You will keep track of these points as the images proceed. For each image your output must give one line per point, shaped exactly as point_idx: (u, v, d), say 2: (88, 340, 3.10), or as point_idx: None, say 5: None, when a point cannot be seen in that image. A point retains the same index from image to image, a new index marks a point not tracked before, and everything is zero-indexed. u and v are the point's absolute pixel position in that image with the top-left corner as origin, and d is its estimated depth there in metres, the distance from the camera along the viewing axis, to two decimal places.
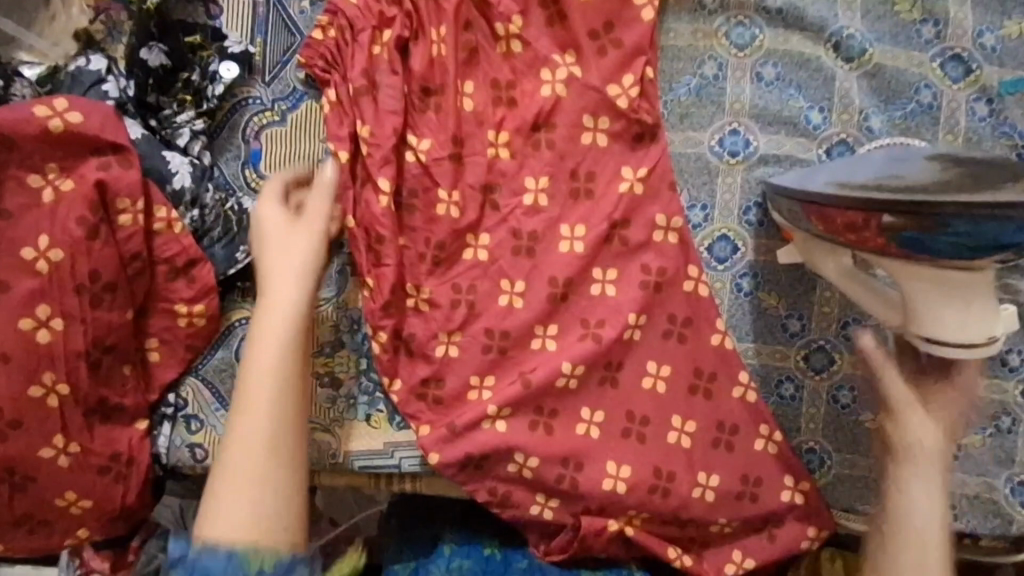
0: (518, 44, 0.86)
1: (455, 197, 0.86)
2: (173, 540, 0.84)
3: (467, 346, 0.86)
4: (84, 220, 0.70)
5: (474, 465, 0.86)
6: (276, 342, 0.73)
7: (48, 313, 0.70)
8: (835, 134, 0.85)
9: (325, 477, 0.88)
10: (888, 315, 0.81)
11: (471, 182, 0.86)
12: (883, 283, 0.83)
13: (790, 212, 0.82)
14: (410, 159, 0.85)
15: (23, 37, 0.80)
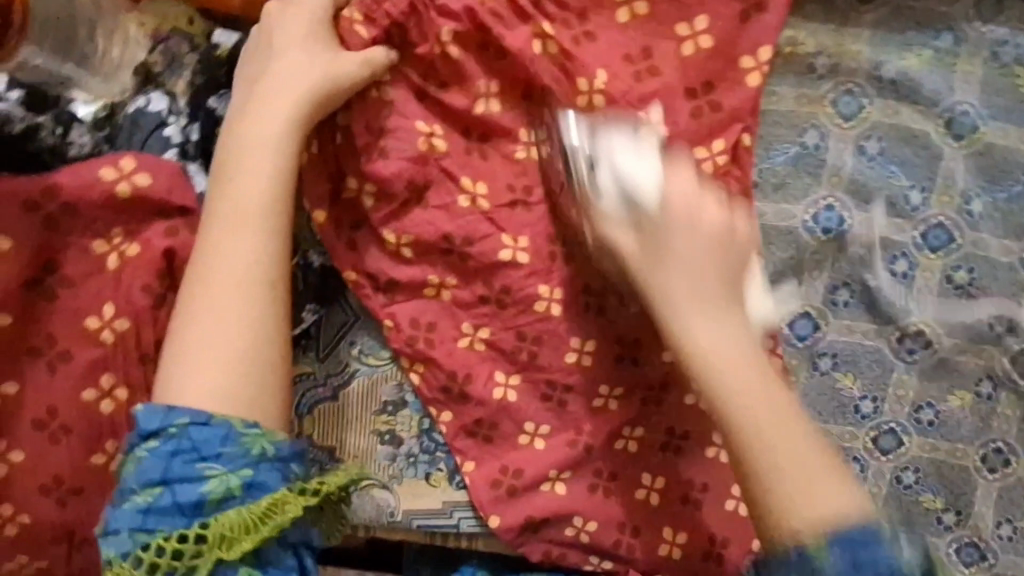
0: (601, 99, 0.78)
1: (523, 241, 0.80)
2: None
3: (526, 398, 0.81)
4: (150, 288, 0.66)
5: (534, 522, 0.82)
6: (246, 220, 0.66)
7: (111, 383, 0.67)
8: (934, 216, 0.81)
9: (380, 533, 0.84)
10: (626, 245, 0.70)
11: (541, 232, 0.80)
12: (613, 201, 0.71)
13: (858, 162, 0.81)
14: (465, 205, 0.79)
15: (76, 78, 0.74)
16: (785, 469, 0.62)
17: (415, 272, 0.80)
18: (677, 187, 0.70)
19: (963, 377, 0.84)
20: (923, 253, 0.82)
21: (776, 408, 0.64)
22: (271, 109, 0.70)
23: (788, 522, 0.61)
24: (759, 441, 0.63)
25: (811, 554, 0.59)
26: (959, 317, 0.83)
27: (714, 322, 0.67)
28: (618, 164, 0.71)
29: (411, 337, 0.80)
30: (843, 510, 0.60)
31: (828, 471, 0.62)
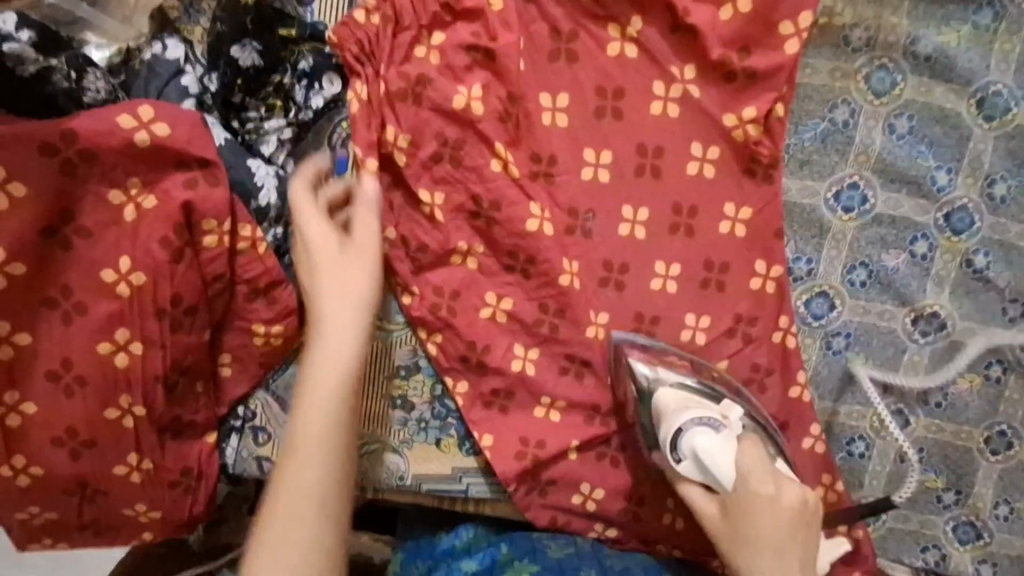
0: (633, 49, 0.77)
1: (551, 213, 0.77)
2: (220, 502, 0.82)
3: (544, 366, 0.81)
4: (168, 242, 0.65)
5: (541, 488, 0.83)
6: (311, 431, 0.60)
7: (127, 337, 0.66)
8: (958, 198, 0.81)
9: (389, 494, 0.84)
10: (700, 505, 0.69)
11: (562, 202, 0.78)
12: (687, 465, 0.69)
13: (901, 156, 0.80)
14: (497, 169, 0.76)
15: (93, 20, 0.74)
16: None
17: (441, 242, 0.77)
18: (750, 479, 0.65)
19: (974, 361, 0.84)
20: (944, 235, 0.81)
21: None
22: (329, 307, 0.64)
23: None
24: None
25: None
26: (976, 301, 0.83)
27: (768, 555, 0.63)
28: (702, 448, 0.67)
29: (434, 306, 0.79)
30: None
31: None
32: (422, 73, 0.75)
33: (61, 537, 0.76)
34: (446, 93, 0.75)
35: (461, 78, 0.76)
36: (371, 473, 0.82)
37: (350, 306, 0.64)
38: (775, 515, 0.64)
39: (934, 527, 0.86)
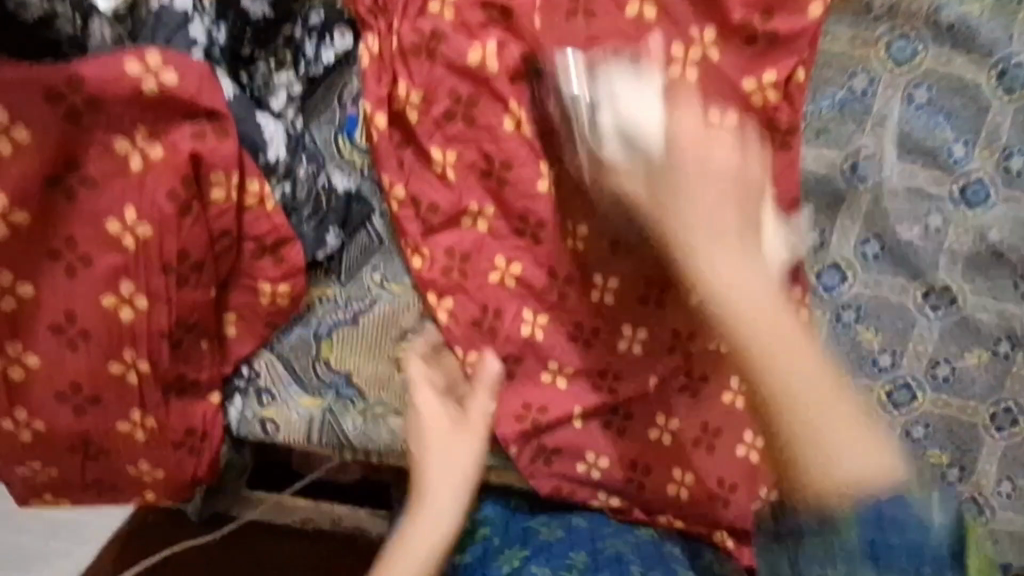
0: (652, 10, 0.76)
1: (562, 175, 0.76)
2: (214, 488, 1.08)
3: (552, 332, 0.81)
4: (175, 194, 0.63)
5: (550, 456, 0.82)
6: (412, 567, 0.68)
7: (132, 291, 0.65)
8: (974, 171, 0.80)
9: (394, 460, 0.81)
10: (629, 186, 0.60)
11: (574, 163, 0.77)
12: (610, 143, 0.61)
13: (926, 159, 0.80)
14: (508, 127, 0.75)
15: None
16: (805, 424, 0.54)
17: (453, 202, 0.77)
18: (687, 130, 0.58)
19: (983, 337, 0.83)
20: (958, 209, 0.81)
21: (773, 300, 0.56)
22: (431, 466, 0.71)
23: (819, 464, 0.54)
24: (748, 325, 0.55)
25: (826, 509, 0.55)
26: (987, 277, 0.83)
27: (729, 259, 0.56)
28: (622, 106, 0.61)
29: (445, 268, 0.78)
30: (876, 468, 0.54)
31: (840, 399, 0.55)
32: (437, 29, 0.74)
33: (62, 496, 0.75)
34: (460, 51, 0.74)
35: (476, 35, 0.74)
36: (376, 437, 0.78)
37: (450, 500, 0.71)
38: (715, 194, 0.57)
39: None
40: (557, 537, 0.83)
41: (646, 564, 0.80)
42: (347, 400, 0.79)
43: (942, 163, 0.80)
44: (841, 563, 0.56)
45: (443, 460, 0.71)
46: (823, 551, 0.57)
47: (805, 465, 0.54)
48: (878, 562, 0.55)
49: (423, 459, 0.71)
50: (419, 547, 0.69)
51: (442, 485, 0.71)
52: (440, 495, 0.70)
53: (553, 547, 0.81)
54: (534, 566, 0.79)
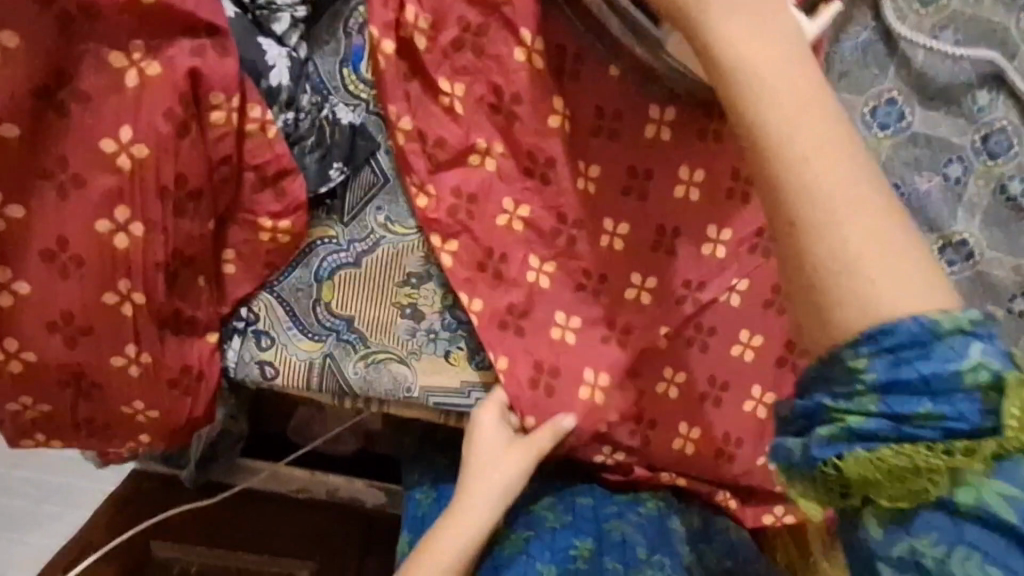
0: None
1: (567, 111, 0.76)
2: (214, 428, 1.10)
3: (560, 282, 0.78)
4: (173, 114, 0.61)
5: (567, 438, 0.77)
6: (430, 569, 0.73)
7: (127, 217, 0.62)
8: (997, 119, 0.78)
9: (394, 407, 0.79)
10: None
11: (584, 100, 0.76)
12: None
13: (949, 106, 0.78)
14: (518, 58, 0.74)
15: None
16: (835, 227, 0.43)
17: (461, 136, 0.75)
18: None
19: (999, 293, 0.82)
20: (980, 159, 0.79)
21: (825, 114, 0.45)
22: (471, 476, 0.76)
23: (848, 316, 0.43)
24: (784, 134, 0.44)
25: (846, 360, 0.44)
26: (1007, 231, 0.81)
27: (749, 39, 0.47)
28: None
29: (452, 208, 0.76)
30: (925, 305, 0.43)
31: (840, 152, 0.44)
32: None
33: (56, 437, 0.74)
34: None
35: None
36: (377, 384, 0.77)
37: (484, 501, 0.76)
38: None
39: None
40: (562, 525, 0.83)
41: (651, 544, 0.82)
42: (348, 344, 0.77)
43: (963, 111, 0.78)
44: (856, 434, 0.45)
45: (481, 472, 0.76)
46: (838, 433, 0.45)
47: (835, 289, 0.43)
48: (897, 418, 0.43)
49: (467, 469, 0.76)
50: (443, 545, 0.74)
51: (477, 501, 0.76)
52: (477, 507, 0.75)
53: (557, 536, 0.82)
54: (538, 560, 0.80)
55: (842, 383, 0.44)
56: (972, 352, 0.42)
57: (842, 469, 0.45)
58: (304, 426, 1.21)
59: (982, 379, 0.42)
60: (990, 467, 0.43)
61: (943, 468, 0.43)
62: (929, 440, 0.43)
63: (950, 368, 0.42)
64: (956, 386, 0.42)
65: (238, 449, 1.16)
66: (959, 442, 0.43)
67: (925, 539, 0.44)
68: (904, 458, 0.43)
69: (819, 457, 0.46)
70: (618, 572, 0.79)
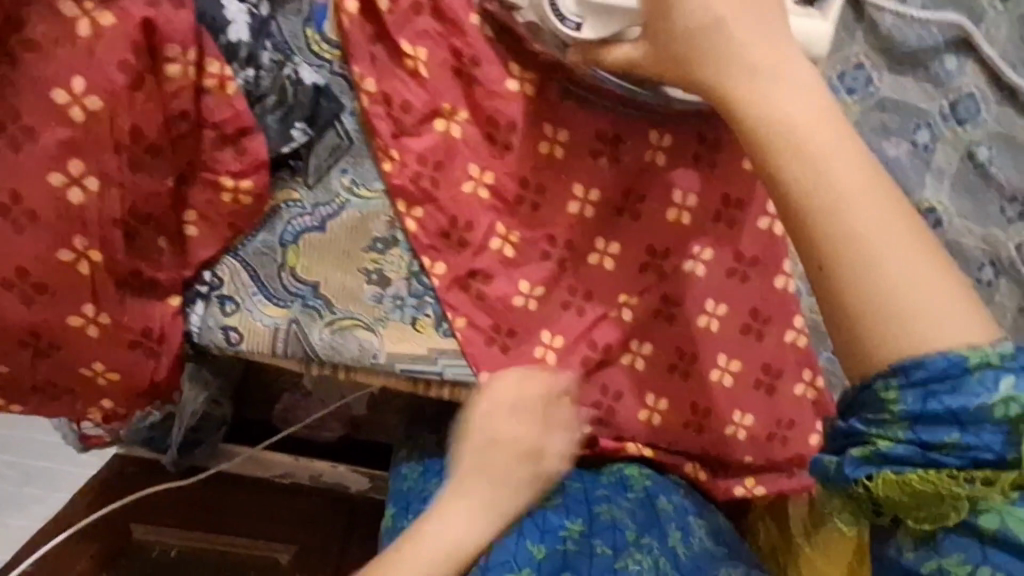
0: None
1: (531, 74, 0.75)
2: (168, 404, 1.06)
3: (526, 250, 0.79)
4: (127, 65, 0.61)
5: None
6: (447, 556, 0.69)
7: (81, 170, 0.62)
8: (966, 85, 0.78)
9: (360, 376, 0.79)
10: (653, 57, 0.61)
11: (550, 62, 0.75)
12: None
13: (920, 71, 0.78)
14: (474, 22, 0.74)
15: None
16: (868, 267, 0.50)
17: (427, 101, 0.74)
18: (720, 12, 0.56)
19: (969, 262, 0.82)
20: (949, 125, 0.79)
21: (861, 176, 0.52)
22: (490, 455, 0.71)
23: (885, 354, 0.49)
24: (826, 196, 0.51)
25: (879, 391, 0.50)
26: (974, 200, 0.81)
27: (791, 108, 0.54)
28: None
29: (416, 175, 0.75)
30: (958, 338, 0.48)
31: (873, 209, 0.51)
32: None
33: (19, 401, 0.73)
34: None
35: None
36: (344, 350, 0.76)
37: (512, 480, 0.72)
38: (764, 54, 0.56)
39: None
40: (552, 506, 0.80)
41: (639, 527, 0.80)
42: (314, 310, 0.76)
43: (931, 77, 0.78)
44: (889, 459, 0.50)
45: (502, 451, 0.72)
46: (869, 454, 0.51)
47: (872, 326, 0.50)
48: (925, 446, 0.48)
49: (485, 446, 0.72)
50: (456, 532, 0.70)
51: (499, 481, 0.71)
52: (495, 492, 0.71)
53: (547, 518, 0.78)
54: (528, 539, 0.75)
55: (873, 410, 0.50)
56: (1001, 385, 0.46)
57: (871, 489, 0.50)
58: (287, 410, 1.22)
59: (1013, 412, 0.45)
60: (1011, 493, 0.47)
61: (965, 494, 0.47)
62: (950, 466, 0.47)
63: (977, 402, 0.46)
64: (984, 419, 0.46)
65: (219, 435, 1.16)
66: (981, 472, 0.47)
67: (952, 557, 0.48)
68: (928, 483, 0.48)
69: (852, 475, 0.52)
70: (607, 556, 0.76)
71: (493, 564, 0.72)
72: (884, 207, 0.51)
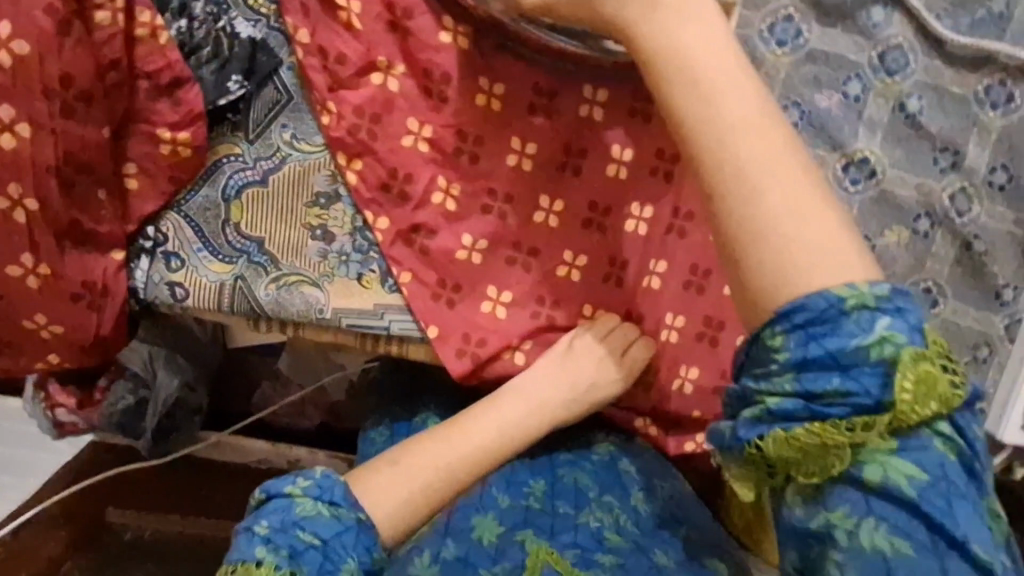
0: None
1: (463, 29, 0.76)
2: (141, 386, 1.01)
3: (466, 203, 0.80)
4: (54, 11, 0.62)
5: (472, 348, 0.80)
6: (483, 438, 0.75)
7: (12, 117, 0.64)
8: (893, 35, 0.80)
9: (308, 332, 0.80)
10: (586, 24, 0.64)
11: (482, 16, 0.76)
12: None
13: (847, 21, 0.80)
14: None
15: None
16: (755, 211, 0.52)
17: (362, 54, 0.76)
18: None
19: (903, 213, 0.84)
20: (878, 76, 0.81)
21: (753, 115, 0.54)
22: (542, 371, 0.78)
23: (769, 297, 0.52)
24: (719, 144, 0.54)
25: (768, 338, 0.52)
26: (906, 150, 0.83)
27: (698, 56, 0.55)
28: None
29: (353, 127, 0.77)
30: (835, 280, 0.50)
31: (763, 157, 0.53)
32: None
33: None
34: None
35: None
36: (288, 306, 0.77)
37: (549, 398, 0.77)
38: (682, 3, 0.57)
39: None
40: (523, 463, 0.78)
41: (601, 487, 0.78)
42: (259, 266, 0.77)
43: (860, 26, 0.80)
44: (777, 415, 0.51)
45: (552, 370, 0.78)
46: (760, 415, 0.52)
47: (751, 257, 0.52)
48: (809, 396, 0.50)
49: (542, 365, 0.79)
50: (487, 425, 0.76)
51: (540, 393, 0.77)
52: (531, 409, 0.77)
53: (515, 471, 0.77)
54: (494, 487, 0.74)
55: (764, 366, 0.52)
56: (875, 327, 0.49)
57: (763, 448, 0.52)
58: (266, 399, 1.23)
59: (885, 352, 0.49)
60: (888, 440, 0.50)
61: (846, 442, 0.49)
62: (835, 420, 0.50)
63: (852, 344, 0.49)
64: (862, 361, 0.49)
65: (195, 424, 1.13)
66: (860, 419, 0.49)
67: (838, 510, 0.50)
68: (814, 435, 0.50)
69: (745, 437, 0.53)
70: (569, 514, 0.72)
71: (463, 507, 0.71)
72: (776, 156, 0.53)
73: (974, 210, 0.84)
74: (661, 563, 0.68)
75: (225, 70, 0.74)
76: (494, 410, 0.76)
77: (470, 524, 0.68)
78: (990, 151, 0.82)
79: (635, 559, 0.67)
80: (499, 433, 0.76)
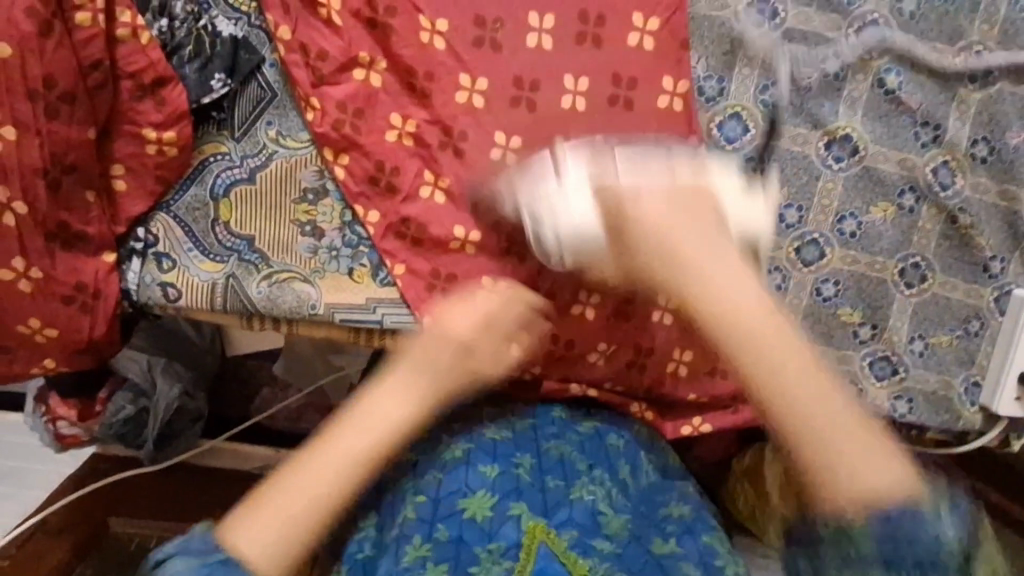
0: None
1: (441, 25, 0.76)
2: (141, 394, 1.03)
3: (454, 193, 0.78)
4: (35, 12, 0.63)
5: None
6: (370, 435, 0.60)
7: None
8: (868, 12, 0.81)
9: (302, 328, 0.80)
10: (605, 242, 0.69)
11: (461, 9, 0.76)
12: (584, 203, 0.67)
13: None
14: None
15: None
16: (813, 425, 0.54)
17: (343, 49, 0.77)
18: (656, 199, 0.64)
19: (888, 188, 0.85)
20: (855, 53, 0.82)
21: (762, 325, 0.58)
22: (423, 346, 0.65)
23: (834, 495, 0.52)
24: (754, 347, 0.57)
25: (852, 529, 0.50)
26: (887, 125, 0.83)
27: (715, 259, 0.61)
28: (559, 216, 0.68)
29: (337, 122, 0.77)
30: (892, 484, 0.51)
31: (798, 366, 0.56)
32: None
33: None
34: None
35: None
36: (280, 301, 0.77)
37: (431, 374, 0.65)
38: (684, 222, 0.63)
39: (849, 363, 0.88)
40: (502, 437, 0.77)
41: (591, 459, 0.77)
42: (250, 264, 0.78)
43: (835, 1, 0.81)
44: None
45: (436, 342, 0.66)
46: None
47: (819, 464, 0.53)
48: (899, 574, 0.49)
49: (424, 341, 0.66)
50: (374, 421, 0.61)
51: (424, 369, 0.65)
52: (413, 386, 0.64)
53: (498, 444, 0.75)
54: (479, 461, 0.73)
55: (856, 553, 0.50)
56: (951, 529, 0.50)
57: None
58: (266, 403, 1.21)
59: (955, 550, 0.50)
60: None
61: None
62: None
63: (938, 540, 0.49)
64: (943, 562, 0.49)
65: (196, 430, 1.12)
66: None
67: None
68: None
69: None
70: (560, 487, 0.72)
71: (442, 496, 0.71)
72: (810, 357, 0.57)
73: (958, 183, 0.84)
74: (660, 553, 0.68)
75: (207, 67, 0.75)
76: (376, 401, 0.62)
77: (459, 506, 0.69)
78: (970, 123, 0.83)
79: (631, 550, 0.66)
80: (385, 427, 0.61)
